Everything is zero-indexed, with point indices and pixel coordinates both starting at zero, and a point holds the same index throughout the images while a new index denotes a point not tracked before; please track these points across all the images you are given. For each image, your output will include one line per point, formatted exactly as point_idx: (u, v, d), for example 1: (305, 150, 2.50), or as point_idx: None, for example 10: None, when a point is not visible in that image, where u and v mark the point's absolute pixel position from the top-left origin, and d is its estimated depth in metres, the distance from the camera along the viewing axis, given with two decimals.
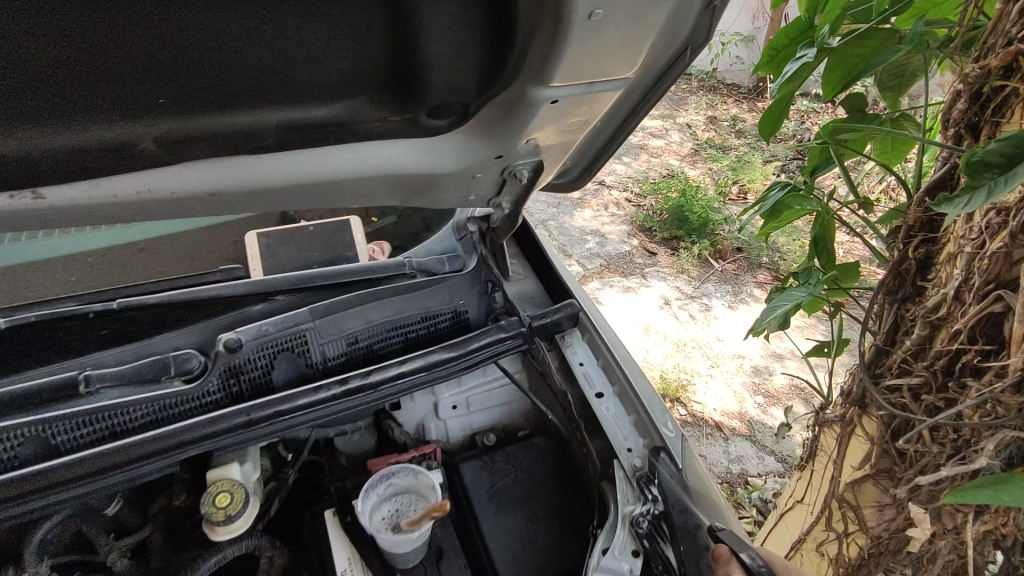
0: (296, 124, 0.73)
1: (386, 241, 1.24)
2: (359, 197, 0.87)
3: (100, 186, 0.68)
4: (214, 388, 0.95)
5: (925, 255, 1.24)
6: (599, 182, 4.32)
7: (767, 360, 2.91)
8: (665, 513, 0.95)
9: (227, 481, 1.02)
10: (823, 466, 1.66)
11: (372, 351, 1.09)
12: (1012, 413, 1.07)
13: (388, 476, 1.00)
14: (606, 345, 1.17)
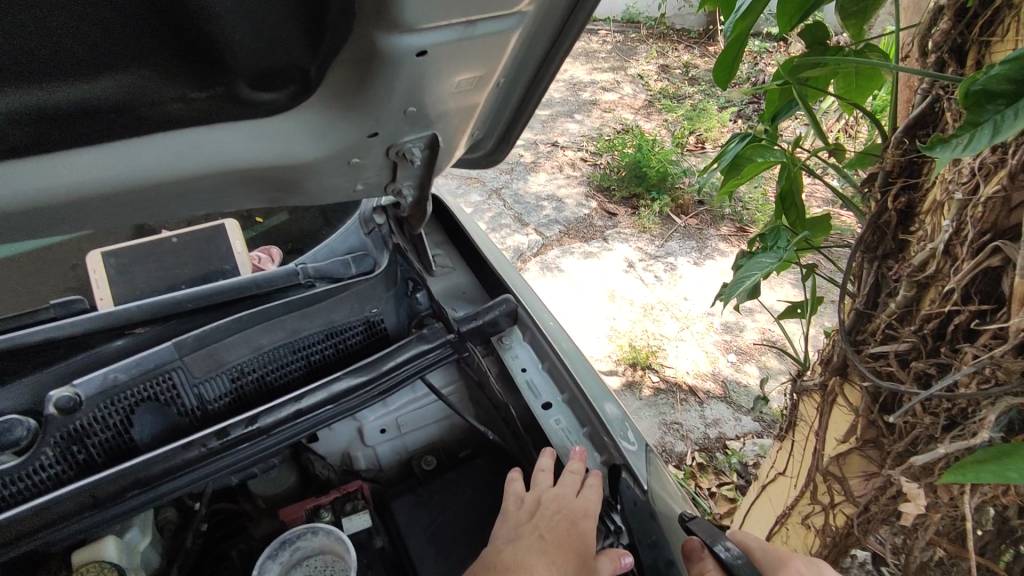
0: (55, 116, 0.52)
1: (275, 244, 1.01)
2: (199, 201, 0.67)
3: None
4: (52, 460, 0.73)
5: (906, 205, 1.06)
6: (552, 143, 4.09)
7: (737, 316, 2.79)
8: (629, 546, 0.80)
9: (96, 563, 0.81)
10: (803, 436, 1.53)
11: (265, 383, 0.89)
12: (1014, 379, 0.91)
13: (291, 539, 0.80)
14: (551, 345, 0.99)
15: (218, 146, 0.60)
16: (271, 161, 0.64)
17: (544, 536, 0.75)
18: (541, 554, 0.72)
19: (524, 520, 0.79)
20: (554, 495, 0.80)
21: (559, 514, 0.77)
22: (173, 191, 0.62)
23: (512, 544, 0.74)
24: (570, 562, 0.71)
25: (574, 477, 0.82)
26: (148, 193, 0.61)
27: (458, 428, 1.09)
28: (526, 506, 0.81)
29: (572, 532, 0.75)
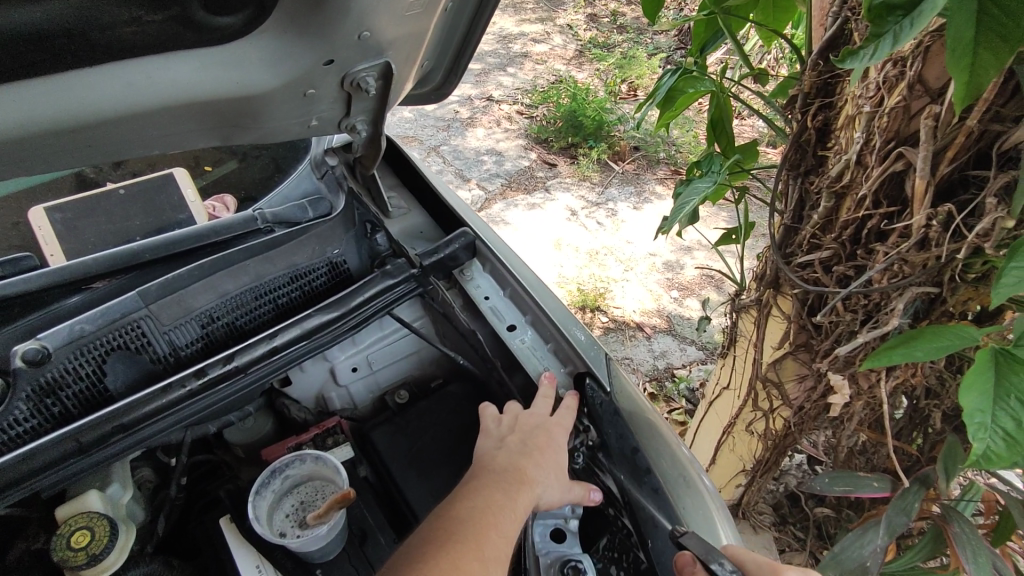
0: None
1: (228, 192, 0.99)
2: (157, 138, 0.67)
3: None
4: (26, 414, 0.73)
5: (823, 124, 1.18)
6: (487, 97, 4.07)
7: (677, 255, 2.93)
8: (599, 441, 0.88)
9: (83, 515, 0.82)
10: (743, 350, 1.67)
11: (235, 327, 0.90)
12: (918, 271, 1.08)
13: (282, 469, 0.84)
14: (509, 272, 1.05)
15: (174, 78, 0.60)
16: (225, 92, 0.64)
17: (527, 448, 0.82)
18: (528, 463, 0.79)
19: (506, 436, 0.85)
20: (530, 415, 0.87)
21: (540, 429, 0.84)
22: (129, 126, 0.62)
23: (501, 456, 0.81)
24: (552, 470, 0.80)
25: (547, 400, 0.89)
26: (103, 129, 0.61)
27: (428, 361, 1.14)
28: (506, 424, 0.87)
29: (550, 442, 0.83)
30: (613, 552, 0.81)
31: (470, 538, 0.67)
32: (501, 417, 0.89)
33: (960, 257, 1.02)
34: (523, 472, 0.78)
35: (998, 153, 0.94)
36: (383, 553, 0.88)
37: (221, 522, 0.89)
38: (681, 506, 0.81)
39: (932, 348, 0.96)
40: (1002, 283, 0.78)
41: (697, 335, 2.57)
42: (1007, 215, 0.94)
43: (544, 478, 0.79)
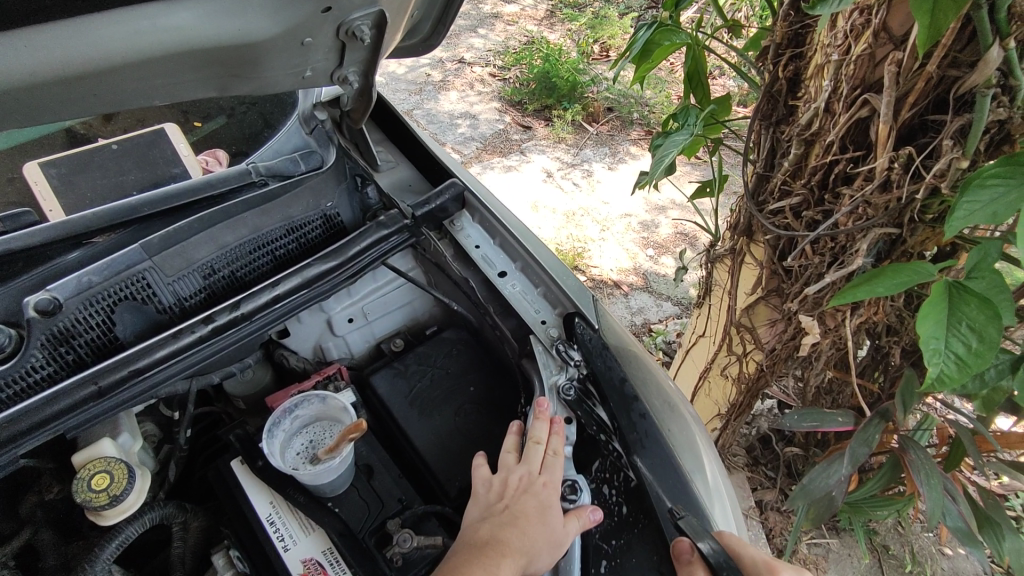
0: None
1: (220, 147, 1.01)
2: (160, 87, 0.69)
3: None
4: (42, 361, 0.76)
5: (793, 74, 1.24)
6: (459, 60, 4.02)
7: (652, 214, 2.99)
8: (589, 374, 0.94)
9: (99, 460, 0.86)
10: (718, 299, 1.75)
11: (235, 278, 0.93)
12: (880, 213, 1.16)
13: (291, 409, 0.89)
14: (499, 222, 1.09)
15: (176, 26, 0.62)
16: (229, 40, 0.66)
17: (513, 515, 0.77)
18: (512, 535, 0.75)
19: (494, 502, 0.80)
20: (520, 472, 0.82)
21: (526, 494, 0.80)
22: (133, 74, 0.65)
23: (484, 528, 0.76)
24: (538, 540, 0.75)
25: (540, 447, 0.84)
26: (109, 76, 0.63)
27: (421, 311, 1.19)
28: (496, 486, 0.82)
29: (538, 507, 0.78)
30: (604, 474, 0.88)
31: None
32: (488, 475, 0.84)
33: (918, 198, 1.10)
34: (504, 544, 0.73)
35: (955, 97, 1.01)
36: (389, 486, 0.93)
37: (233, 463, 0.94)
38: (665, 428, 0.91)
39: (892, 284, 1.03)
40: (953, 218, 0.85)
41: (672, 291, 2.65)
42: (961, 155, 1.02)
43: (529, 548, 0.74)
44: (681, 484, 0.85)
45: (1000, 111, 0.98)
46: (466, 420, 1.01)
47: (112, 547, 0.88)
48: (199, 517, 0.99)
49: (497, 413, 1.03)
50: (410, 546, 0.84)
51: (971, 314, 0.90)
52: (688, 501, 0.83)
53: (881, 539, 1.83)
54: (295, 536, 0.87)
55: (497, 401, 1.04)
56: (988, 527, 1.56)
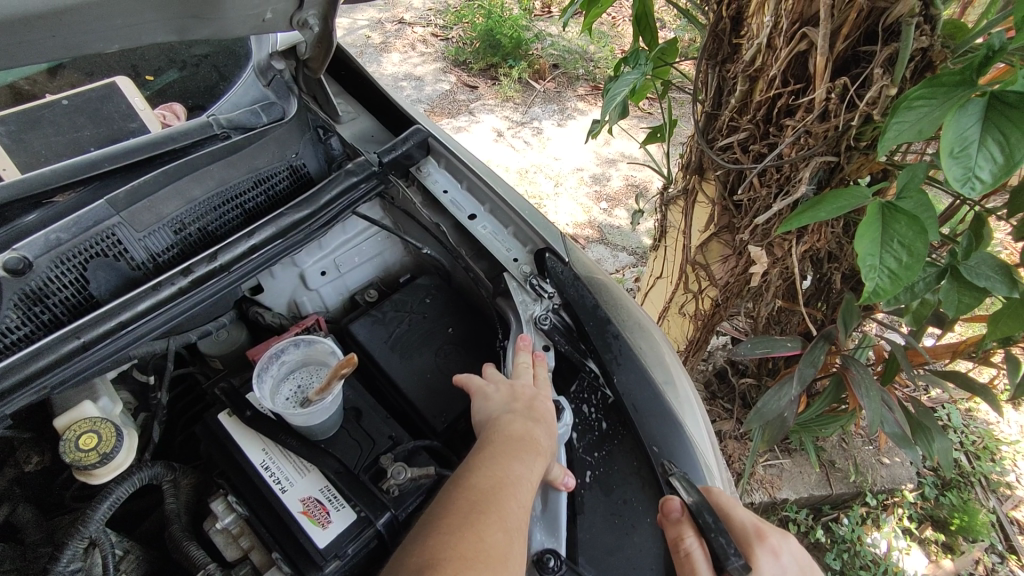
0: None
1: (175, 101, 0.99)
2: (118, 26, 0.69)
3: None
4: (18, 321, 0.76)
5: (736, 13, 1.29)
6: (399, 21, 3.90)
7: (602, 167, 3.04)
8: (563, 302, 0.99)
9: (84, 421, 0.86)
10: (673, 240, 1.83)
11: (207, 233, 0.93)
12: (820, 142, 1.24)
13: (277, 355, 0.90)
14: (464, 165, 1.12)
15: None
16: None
17: (534, 414, 0.83)
18: (539, 432, 0.80)
19: (510, 401, 0.84)
20: (522, 384, 0.87)
21: (536, 399, 0.85)
22: (91, 13, 0.65)
23: (513, 420, 0.80)
24: (554, 439, 0.82)
25: (528, 367, 0.90)
26: (69, 15, 0.64)
27: (391, 261, 1.22)
28: (505, 390, 0.86)
29: (547, 410, 0.84)
30: (582, 394, 0.94)
31: (494, 505, 0.68)
32: (492, 381, 0.88)
33: (853, 125, 1.18)
34: (534, 439, 0.79)
35: (884, 27, 1.09)
36: (378, 425, 0.96)
37: (222, 416, 0.95)
38: (638, 346, 0.97)
39: (830, 209, 1.12)
40: (885, 137, 0.93)
41: (626, 242, 2.72)
42: (890, 82, 1.10)
43: (551, 447, 0.80)
44: (656, 395, 0.92)
45: (924, 39, 1.08)
46: (447, 360, 1.05)
47: (105, 507, 0.88)
48: (190, 475, 0.99)
49: (476, 352, 1.07)
50: (405, 478, 0.88)
51: (902, 231, 0.99)
52: (661, 411, 0.91)
53: (829, 455, 1.99)
54: (291, 478, 0.90)
55: (476, 341, 1.08)
56: (920, 433, 1.74)
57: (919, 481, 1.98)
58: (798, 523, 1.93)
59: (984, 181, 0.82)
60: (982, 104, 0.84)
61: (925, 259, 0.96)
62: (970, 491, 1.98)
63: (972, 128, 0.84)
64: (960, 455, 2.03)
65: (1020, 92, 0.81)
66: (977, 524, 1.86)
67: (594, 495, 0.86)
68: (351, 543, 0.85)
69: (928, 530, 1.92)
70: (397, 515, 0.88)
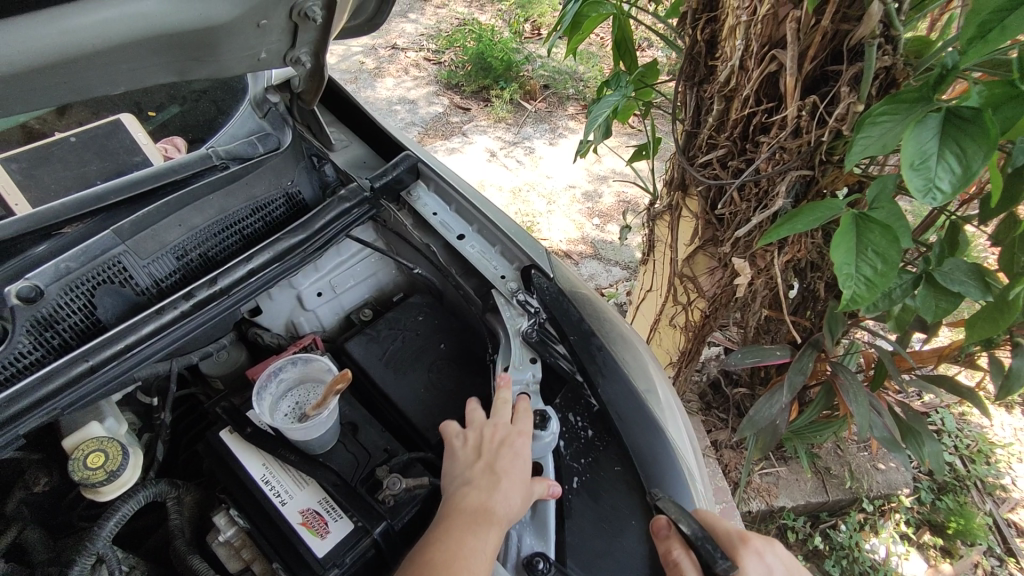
0: None
1: (176, 135, 1.04)
2: (126, 73, 0.74)
3: None
4: (30, 346, 0.81)
5: (710, 36, 1.36)
6: (392, 46, 4.00)
7: (594, 184, 3.11)
8: (549, 316, 1.04)
9: (92, 440, 0.90)
10: (661, 254, 1.88)
11: (207, 259, 0.98)
12: (794, 157, 1.30)
13: (276, 373, 0.94)
14: (453, 188, 1.18)
15: (139, 13, 0.69)
16: (190, 24, 0.72)
17: (495, 472, 0.85)
18: (495, 496, 0.82)
19: (474, 459, 0.87)
20: (492, 430, 0.89)
21: (502, 447, 0.87)
22: (102, 61, 0.71)
23: (470, 489, 0.83)
24: (519, 491, 0.84)
25: (504, 407, 0.92)
26: (82, 64, 0.70)
27: (385, 281, 1.27)
28: (471, 445, 0.89)
29: (511, 461, 0.86)
30: (568, 404, 0.97)
31: None
32: (461, 434, 0.91)
33: (824, 141, 1.24)
34: (491, 505, 0.81)
35: (848, 48, 1.15)
36: (375, 439, 1.00)
37: (223, 433, 0.99)
38: (620, 355, 1.03)
39: (807, 220, 1.17)
40: (851, 151, 0.98)
41: (619, 257, 2.78)
42: (857, 100, 1.16)
43: (513, 503, 0.82)
44: (638, 404, 0.97)
45: (887, 58, 1.13)
46: (439, 376, 1.09)
47: (112, 523, 0.92)
48: (193, 492, 1.02)
49: (468, 366, 1.11)
50: (400, 488, 0.92)
51: (875, 240, 1.05)
52: (644, 418, 0.96)
53: (824, 462, 2.01)
54: (291, 491, 0.93)
55: (467, 355, 1.12)
56: (910, 437, 1.78)
57: (915, 485, 2.01)
58: (795, 531, 1.95)
59: (943, 190, 0.88)
60: (938, 120, 0.90)
61: (898, 266, 1.01)
62: (966, 494, 2.01)
63: (931, 143, 0.90)
64: (954, 459, 2.06)
65: (972, 107, 0.88)
66: (974, 527, 1.90)
67: (582, 500, 0.89)
68: (349, 552, 0.88)
69: (926, 534, 1.95)
70: (392, 525, 0.91)
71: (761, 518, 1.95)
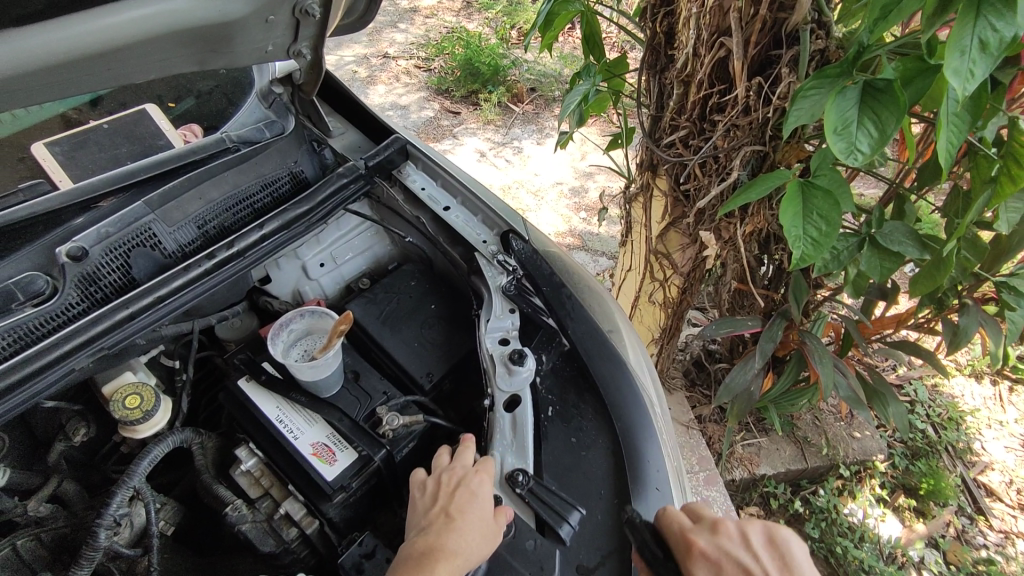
0: None
1: (193, 123, 1.18)
2: (154, 62, 0.87)
3: None
4: (77, 299, 0.94)
5: (668, 29, 1.52)
6: (383, 55, 4.16)
7: (580, 180, 3.25)
8: (524, 273, 1.18)
9: (128, 386, 1.04)
10: (639, 235, 2.02)
11: (223, 229, 1.12)
12: (746, 134, 1.44)
13: (286, 325, 1.09)
14: (439, 167, 1.34)
15: (169, 9, 0.80)
16: (211, 19, 0.84)
17: (450, 512, 0.87)
18: (447, 534, 0.84)
19: (431, 504, 0.90)
20: (451, 472, 0.93)
21: (459, 487, 0.91)
22: (137, 51, 0.82)
23: (424, 533, 0.85)
24: (474, 532, 0.85)
25: (466, 450, 0.96)
26: (120, 53, 0.81)
27: (380, 254, 1.41)
28: (430, 489, 0.92)
29: (468, 499, 0.89)
30: (543, 344, 1.11)
31: None
32: (421, 482, 0.94)
33: (771, 117, 1.38)
34: (443, 544, 0.83)
35: (785, 34, 1.30)
36: (375, 383, 1.14)
37: (241, 381, 1.12)
38: (586, 301, 1.19)
39: (759, 188, 1.29)
40: (787, 121, 1.11)
41: (605, 248, 2.91)
42: (796, 79, 1.31)
43: (466, 540, 0.84)
44: (603, 342, 1.12)
45: (820, 41, 1.28)
46: (431, 330, 1.23)
47: (145, 462, 1.02)
48: (213, 439, 1.15)
49: (456, 323, 1.25)
50: (399, 424, 1.06)
51: (819, 204, 1.18)
52: (608, 354, 1.10)
53: (802, 432, 2.07)
54: (302, 428, 1.07)
55: (455, 313, 1.26)
56: (876, 399, 1.87)
57: (889, 452, 2.07)
58: (777, 498, 2.00)
59: (864, 152, 1.00)
60: (857, 91, 1.02)
61: (840, 228, 1.15)
62: (937, 459, 2.07)
63: (851, 110, 1.01)
64: (926, 426, 2.12)
65: (886, 79, 0.99)
66: (944, 487, 1.96)
67: (556, 426, 1.02)
68: (354, 477, 1.02)
69: (901, 497, 2.01)
70: (392, 453, 1.05)
71: (744, 487, 2.02)
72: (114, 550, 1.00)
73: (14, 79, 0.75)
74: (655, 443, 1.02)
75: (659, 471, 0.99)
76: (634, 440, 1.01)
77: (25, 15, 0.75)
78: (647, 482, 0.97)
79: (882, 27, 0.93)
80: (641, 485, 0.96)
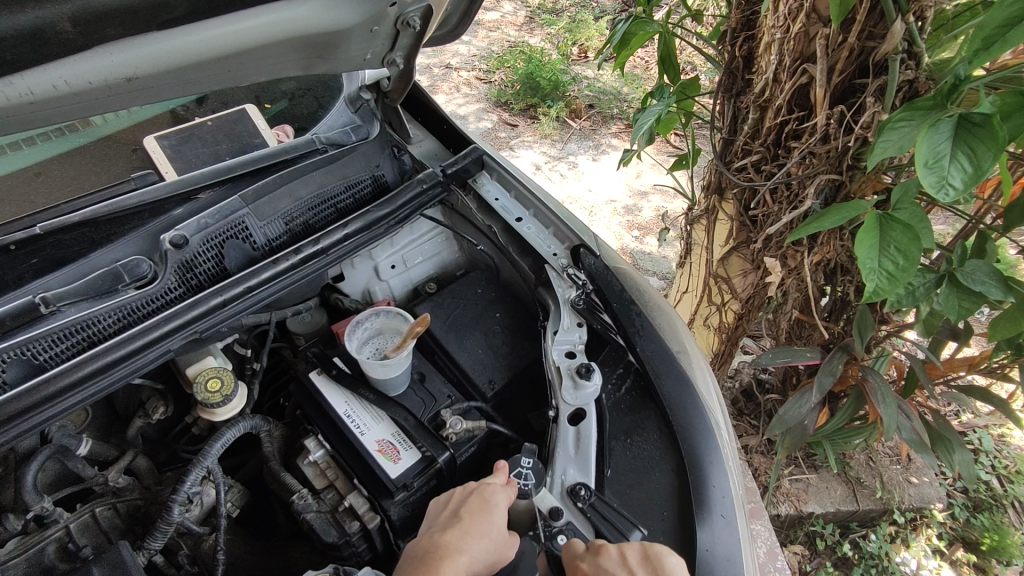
0: None
1: (286, 124, 1.24)
2: (266, 66, 0.92)
3: (20, 79, 0.72)
4: (174, 284, 1.00)
5: (748, 53, 1.52)
6: (446, 66, 4.24)
7: (635, 199, 3.24)
8: (594, 288, 1.20)
9: (209, 369, 1.09)
10: (698, 256, 1.99)
11: (308, 226, 1.16)
12: (822, 161, 1.41)
13: (358, 325, 1.13)
14: (513, 178, 1.37)
15: (289, 17, 0.85)
16: (325, 28, 0.89)
17: (456, 518, 0.86)
18: (450, 535, 0.83)
19: (442, 510, 0.89)
20: (464, 485, 0.93)
21: (471, 494, 0.90)
22: (256, 55, 0.88)
23: (429, 535, 0.84)
24: (478, 534, 0.83)
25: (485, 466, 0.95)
26: (241, 57, 0.86)
27: (447, 259, 1.45)
28: (441, 499, 0.92)
29: (479, 505, 0.87)
30: (610, 360, 1.13)
31: None
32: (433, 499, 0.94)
33: (852, 146, 1.34)
34: (444, 545, 0.81)
35: (873, 63, 1.26)
36: (438, 386, 1.17)
37: (313, 374, 1.16)
38: (655, 319, 1.19)
39: (834, 217, 1.25)
40: (871, 154, 1.06)
41: (656, 268, 2.88)
42: (881, 109, 1.26)
43: (469, 542, 0.82)
44: (671, 360, 1.11)
45: (909, 72, 1.23)
46: (496, 339, 1.24)
47: (218, 444, 1.06)
48: (279, 427, 1.18)
49: (521, 333, 1.26)
50: (461, 428, 1.08)
51: (897, 238, 1.12)
52: (676, 373, 1.10)
53: (855, 472, 1.98)
54: (368, 424, 1.09)
55: (520, 322, 1.28)
56: (940, 444, 1.76)
57: (949, 502, 1.97)
58: (824, 539, 1.93)
59: (956, 188, 0.94)
60: (951, 123, 0.97)
61: (919, 262, 1.08)
62: (1003, 514, 1.95)
63: (944, 144, 0.96)
64: (991, 478, 2.00)
65: (984, 113, 0.93)
66: (1010, 544, 1.85)
67: (621, 444, 1.02)
68: (417, 477, 1.03)
69: (959, 550, 1.90)
70: (455, 456, 1.06)
71: (790, 523, 1.94)
72: (184, 526, 1.04)
73: (152, 76, 0.81)
74: (721, 469, 1.00)
75: (724, 496, 0.97)
76: (698, 463, 0.99)
77: (172, 19, 0.78)
78: (711, 508, 0.95)
79: (983, 58, 0.90)
80: (705, 511, 0.94)
